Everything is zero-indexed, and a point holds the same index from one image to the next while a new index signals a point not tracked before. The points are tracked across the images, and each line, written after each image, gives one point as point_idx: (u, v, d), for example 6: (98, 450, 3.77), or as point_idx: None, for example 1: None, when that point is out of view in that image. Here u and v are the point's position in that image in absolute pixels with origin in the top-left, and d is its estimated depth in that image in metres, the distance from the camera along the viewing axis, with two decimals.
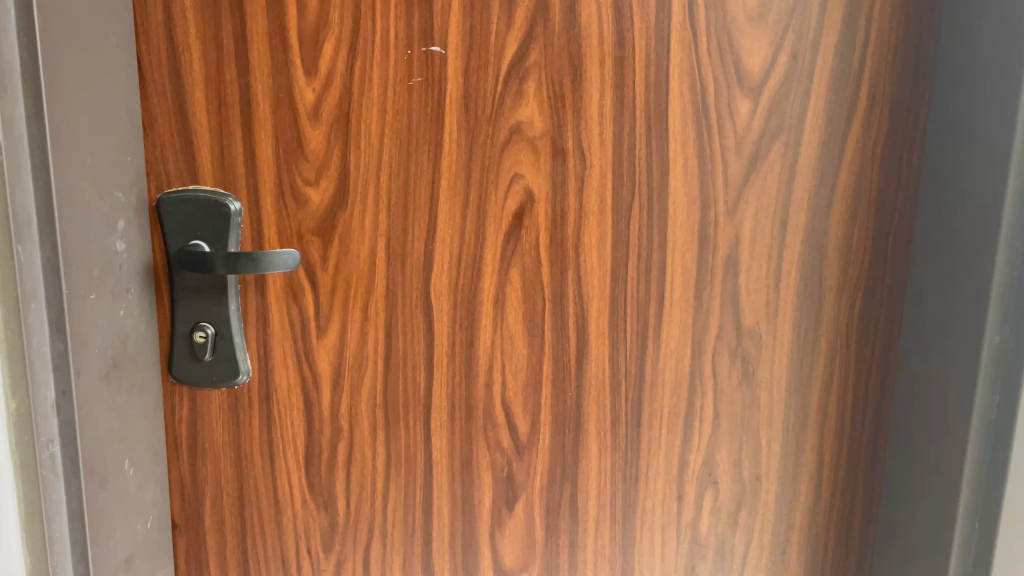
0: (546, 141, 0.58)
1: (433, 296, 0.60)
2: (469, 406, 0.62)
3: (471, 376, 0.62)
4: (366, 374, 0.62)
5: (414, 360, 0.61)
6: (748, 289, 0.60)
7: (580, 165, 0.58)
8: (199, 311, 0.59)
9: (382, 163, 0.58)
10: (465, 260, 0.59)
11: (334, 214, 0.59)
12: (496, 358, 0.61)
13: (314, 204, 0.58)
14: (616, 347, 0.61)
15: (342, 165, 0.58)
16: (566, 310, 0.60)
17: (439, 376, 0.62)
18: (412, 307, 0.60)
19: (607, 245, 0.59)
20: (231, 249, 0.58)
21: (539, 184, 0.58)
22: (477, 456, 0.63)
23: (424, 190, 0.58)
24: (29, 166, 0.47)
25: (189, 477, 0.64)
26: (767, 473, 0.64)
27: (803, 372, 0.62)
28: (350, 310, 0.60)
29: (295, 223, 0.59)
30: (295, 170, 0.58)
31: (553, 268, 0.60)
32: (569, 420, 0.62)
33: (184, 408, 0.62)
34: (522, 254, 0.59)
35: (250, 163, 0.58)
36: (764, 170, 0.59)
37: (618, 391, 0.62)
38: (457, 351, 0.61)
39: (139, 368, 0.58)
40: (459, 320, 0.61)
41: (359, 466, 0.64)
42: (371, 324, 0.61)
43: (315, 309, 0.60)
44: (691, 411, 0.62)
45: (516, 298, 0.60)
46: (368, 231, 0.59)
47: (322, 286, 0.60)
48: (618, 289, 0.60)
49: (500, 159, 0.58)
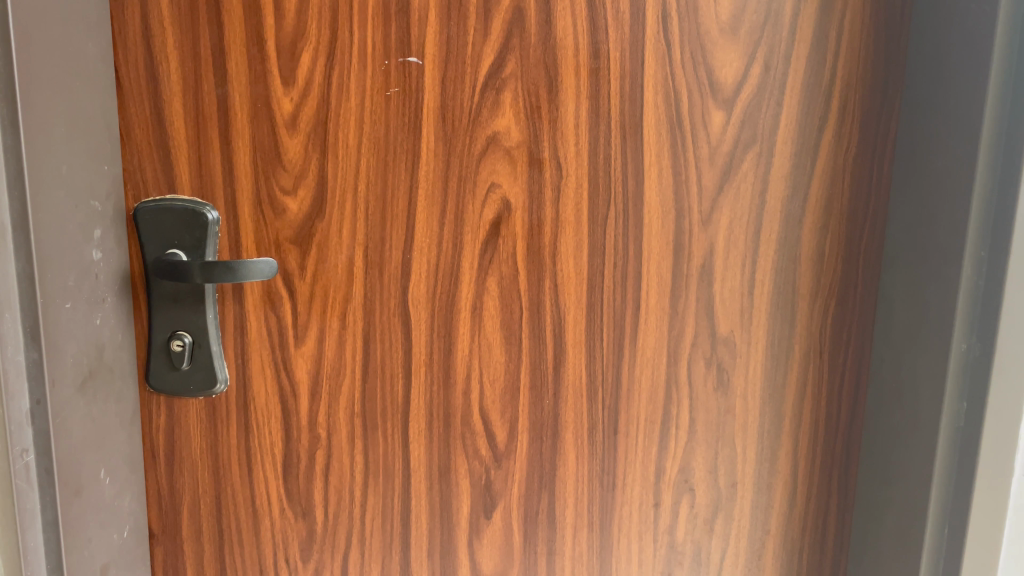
0: (523, 151, 0.58)
1: (411, 305, 0.60)
2: (447, 415, 0.62)
3: (449, 384, 0.62)
4: (344, 383, 0.62)
5: (392, 368, 0.62)
6: (723, 298, 0.61)
7: (556, 174, 0.58)
8: (176, 320, 0.60)
9: (360, 172, 0.58)
10: (443, 269, 0.60)
11: (312, 223, 0.59)
12: (474, 366, 0.61)
13: (291, 213, 0.59)
14: (592, 355, 0.61)
15: (319, 175, 0.58)
16: (543, 318, 0.61)
17: (417, 384, 0.62)
18: (390, 315, 0.61)
19: (583, 255, 0.60)
20: (208, 257, 0.58)
21: (516, 193, 0.59)
22: (455, 464, 0.63)
23: (401, 200, 0.59)
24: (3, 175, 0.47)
25: (166, 485, 0.64)
26: (743, 480, 0.64)
27: (778, 380, 0.63)
28: (328, 317, 0.61)
29: (274, 231, 0.59)
30: (273, 179, 0.58)
31: (529, 276, 0.60)
32: (546, 427, 0.62)
33: (162, 415, 0.63)
34: (499, 263, 0.60)
35: (228, 172, 0.58)
36: (739, 180, 0.59)
37: (595, 398, 0.62)
38: (434, 359, 0.61)
39: (115, 376, 0.59)
40: (437, 328, 0.61)
41: (337, 474, 0.64)
42: (349, 332, 0.61)
43: (294, 317, 0.61)
44: (667, 418, 0.62)
45: (494, 306, 0.61)
46: (345, 240, 0.59)
47: (300, 294, 0.60)
48: (594, 297, 0.60)
49: (477, 169, 0.58)
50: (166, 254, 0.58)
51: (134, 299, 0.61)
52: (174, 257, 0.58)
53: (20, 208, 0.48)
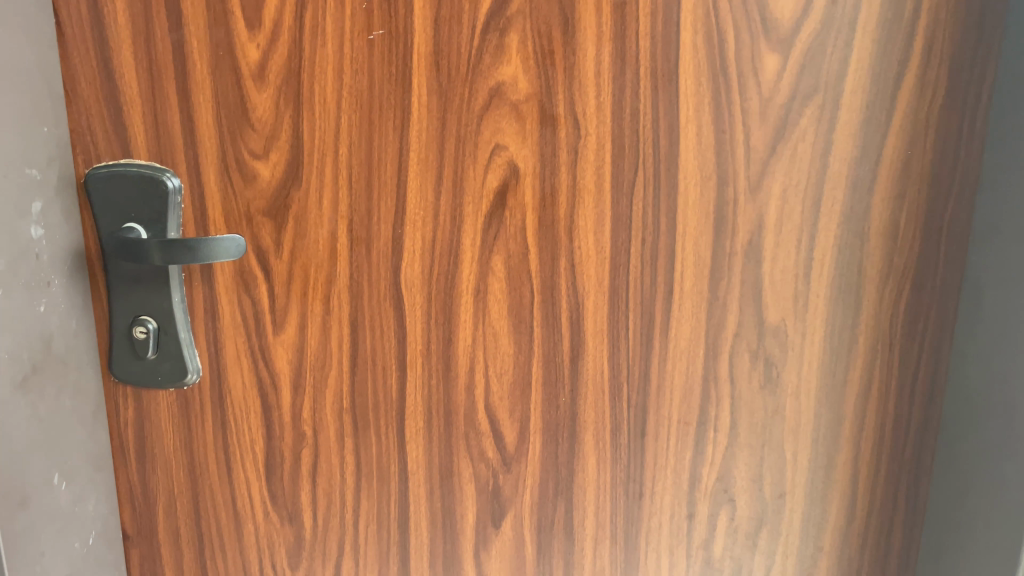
0: (533, 105, 0.48)
1: (405, 288, 0.52)
2: (449, 412, 0.54)
3: (449, 378, 0.54)
4: (330, 374, 0.54)
5: (384, 359, 0.54)
6: (774, 280, 0.50)
7: (573, 134, 0.48)
8: (138, 305, 0.52)
9: (340, 132, 0.49)
10: (441, 246, 0.51)
11: (287, 192, 0.50)
12: (478, 357, 0.53)
13: (263, 181, 0.50)
14: (615, 347, 0.52)
15: (294, 135, 0.49)
16: (558, 306, 0.52)
17: (413, 377, 0.54)
18: (380, 298, 0.52)
19: (606, 230, 0.50)
20: (171, 233, 0.51)
21: (525, 157, 0.49)
22: (458, 467, 0.55)
23: (390, 165, 0.50)
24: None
25: (139, 484, 0.58)
26: (792, 491, 0.55)
27: (837, 377, 0.52)
28: (310, 301, 0.53)
29: (245, 201, 0.51)
30: (240, 141, 0.50)
31: (542, 255, 0.51)
32: (562, 429, 0.54)
33: (130, 409, 0.56)
34: (505, 239, 0.51)
35: (189, 133, 0.50)
36: (795, 138, 0.48)
37: (618, 396, 0.53)
38: (431, 349, 0.53)
39: (70, 369, 0.52)
40: (435, 315, 0.52)
41: (326, 476, 0.56)
42: (334, 318, 0.53)
43: (271, 300, 0.53)
44: (703, 419, 0.53)
45: (500, 289, 0.52)
46: (326, 212, 0.51)
47: (277, 274, 0.52)
48: (618, 279, 0.51)
49: (478, 128, 0.49)
50: (121, 229, 0.50)
51: (91, 280, 0.53)
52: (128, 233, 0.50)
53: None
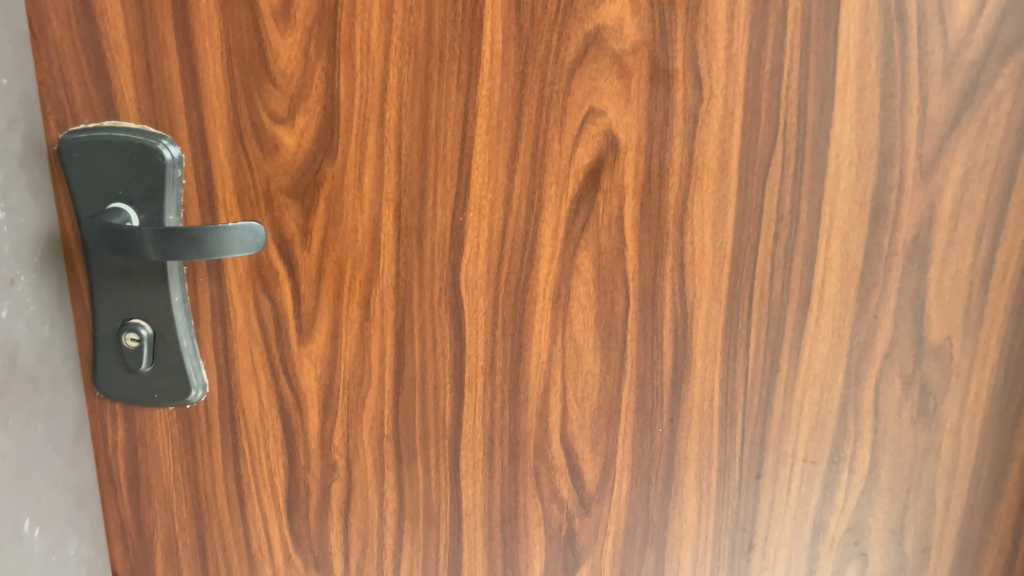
0: (642, 58, 0.36)
1: (465, 289, 0.41)
2: (515, 443, 0.44)
3: (517, 402, 0.43)
4: (368, 393, 0.44)
5: (437, 377, 0.43)
6: (942, 289, 0.39)
7: (693, 97, 0.37)
8: (128, 306, 0.42)
9: (388, 90, 0.38)
10: (513, 238, 0.40)
11: (318, 167, 0.39)
12: (555, 378, 0.42)
13: (288, 152, 0.39)
14: (730, 369, 0.41)
15: (327, 94, 0.38)
16: (660, 316, 0.40)
17: (472, 400, 0.43)
18: (433, 302, 0.42)
19: (728, 221, 0.38)
20: (169, 219, 0.40)
21: (627, 126, 0.37)
22: (525, 508, 0.45)
23: (451, 134, 0.38)
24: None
25: (132, 517, 0.48)
26: (940, 543, 0.44)
27: (1010, 412, 0.41)
28: (345, 303, 0.42)
29: (264, 177, 0.40)
30: (258, 99, 0.38)
31: (642, 252, 0.39)
32: (656, 466, 0.43)
33: (120, 429, 0.46)
34: (596, 231, 0.39)
35: (191, 89, 0.38)
36: (986, 106, 0.37)
37: (730, 429, 0.42)
38: (496, 366, 0.42)
39: (42, 387, 0.41)
40: (502, 324, 0.42)
41: (361, 514, 0.46)
42: (375, 326, 0.42)
43: (296, 302, 0.42)
44: (837, 458, 0.42)
45: (587, 295, 0.41)
46: (368, 192, 0.40)
47: (303, 270, 0.41)
48: (740, 284, 0.39)
49: (569, 87, 0.37)
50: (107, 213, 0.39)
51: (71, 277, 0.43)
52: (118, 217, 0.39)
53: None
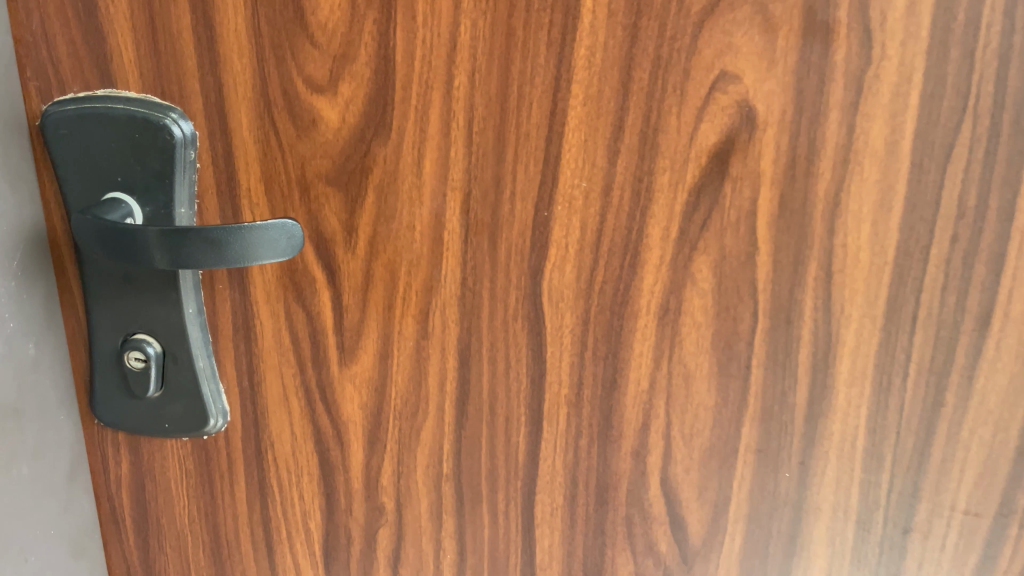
0: (793, 5, 0.28)
1: (548, 302, 0.33)
2: (605, 488, 0.36)
3: (609, 440, 0.35)
4: (424, 426, 0.36)
5: (509, 409, 0.35)
6: None
7: (857, 58, 0.28)
8: (131, 319, 0.34)
9: (458, 49, 0.29)
10: (613, 239, 0.31)
11: (367, 148, 0.31)
12: (658, 412, 0.34)
13: (329, 129, 0.31)
14: (881, 403, 0.33)
15: (379, 55, 0.30)
16: (795, 337, 0.32)
17: (551, 437, 0.35)
18: (507, 317, 0.33)
19: (892, 220, 0.30)
20: (181, 211, 0.33)
21: (768, 94, 0.29)
22: (613, 562, 0.37)
23: (537, 105, 0.30)
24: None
25: (140, 564, 0.41)
26: None
27: None
28: (398, 317, 0.34)
29: (299, 159, 0.32)
30: (292, 62, 0.30)
31: (777, 258, 0.31)
32: (779, 517, 0.36)
33: (124, 463, 0.39)
34: (719, 230, 0.31)
35: (208, 49, 0.30)
36: None
37: (874, 475, 0.34)
38: (583, 396, 0.34)
39: (27, 423, 0.34)
40: (593, 346, 0.33)
41: (415, 563, 0.39)
42: (434, 344, 0.34)
43: (337, 315, 0.34)
44: (1008, 511, 0.34)
45: (703, 310, 0.32)
46: (429, 180, 0.32)
47: (347, 276, 0.33)
48: (904, 298, 0.31)
49: (695, 45, 0.28)
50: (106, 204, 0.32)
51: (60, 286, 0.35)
52: (121, 208, 0.32)
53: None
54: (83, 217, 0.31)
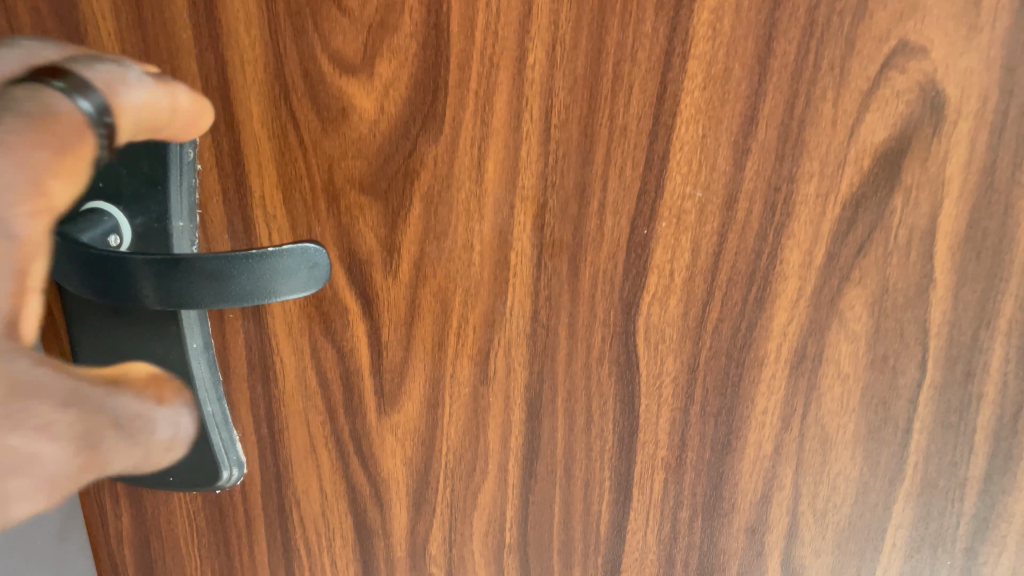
0: None
1: (645, 345, 0.25)
2: (709, 567, 0.29)
3: (717, 514, 0.27)
4: (482, 488, 0.29)
5: (590, 473, 0.28)
6: None
7: None
8: (122, 355, 0.27)
9: (535, 14, 0.22)
10: (736, 266, 0.24)
11: (413, 145, 0.24)
12: (783, 481, 0.26)
13: (363, 120, 0.24)
14: None
15: (429, 23, 0.22)
16: (976, 394, 0.24)
17: (642, 508, 0.28)
18: (590, 361, 0.26)
19: None
20: (179, 223, 0.26)
21: (965, 74, 0.21)
22: None
23: (638, 90, 0.22)
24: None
25: None
26: None
27: None
28: (451, 357, 0.27)
29: (325, 160, 0.25)
30: (315, 34, 0.23)
31: (961, 292, 0.23)
32: None
33: (125, 516, 0.32)
34: (883, 255, 0.23)
35: (205, 18, 0.23)
36: None
37: None
38: (686, 461, 0.27)
39: None
40: (702, 400, 0.26)
41: None
42: (496, 391, 0.27)
43: (375, 353, 0.27)
44: None
45: (852, 360, 0.24)
46: (493, 187, 0.24)
47: (387, 306, 0.26)
48: None
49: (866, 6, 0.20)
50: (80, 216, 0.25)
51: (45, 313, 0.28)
52: (99, 224, 0.25)
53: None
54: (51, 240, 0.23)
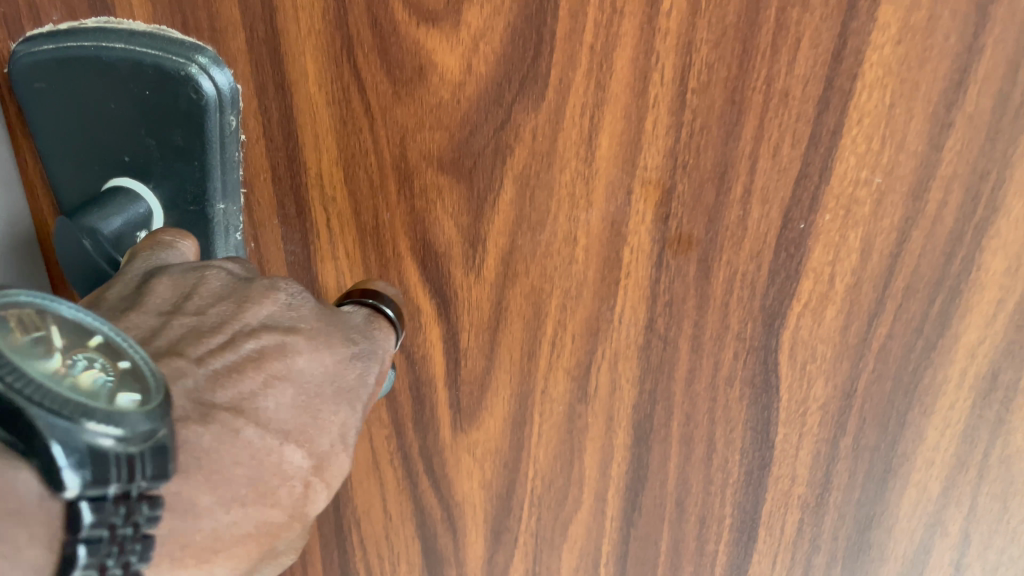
0: None
1: (789, 364, 0.20)
2: None
3: (861, 563, 0.23)
4: (574, 519, 0.24)
5: (706, 509, 0.23)
6: None
7: None
8: None
9: None
10: (915, 273, 0.19)
11: (506, 115, 0.19)
12: (947, 532, 0.22)
13: (444, 84, 0.19)
14: None
15: None
16: None
17: (768, 550, 0.23)
18: (718, 380, 0.21)
19: None
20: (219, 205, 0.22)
21: None
22: None
23: (809, 44, 0.17)
24: (274, 429, 0.18)
25: None
26: None
27: None
28: (543, 370, 0.22)
29: (396, 132, 0.20)
30: None
31: None
32: None
33: None
34: None
35: None
36: None
37: None
38: (829, 499, 0.22)
39: None
40: (857, 431, 0.21)
41: None
42: (597, 411, 0.22)
43: (452, 362, 0.23)
44: None
45: None
46: (606, 169, 0.19)
47: (468, 307, 0.22)
48: None
49: None
50: (106, 198, 0.21)
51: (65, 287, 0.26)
52: (131, 207, 0.21)
53: (261, 281, 0.20)
54: (78, 244, 0.21)
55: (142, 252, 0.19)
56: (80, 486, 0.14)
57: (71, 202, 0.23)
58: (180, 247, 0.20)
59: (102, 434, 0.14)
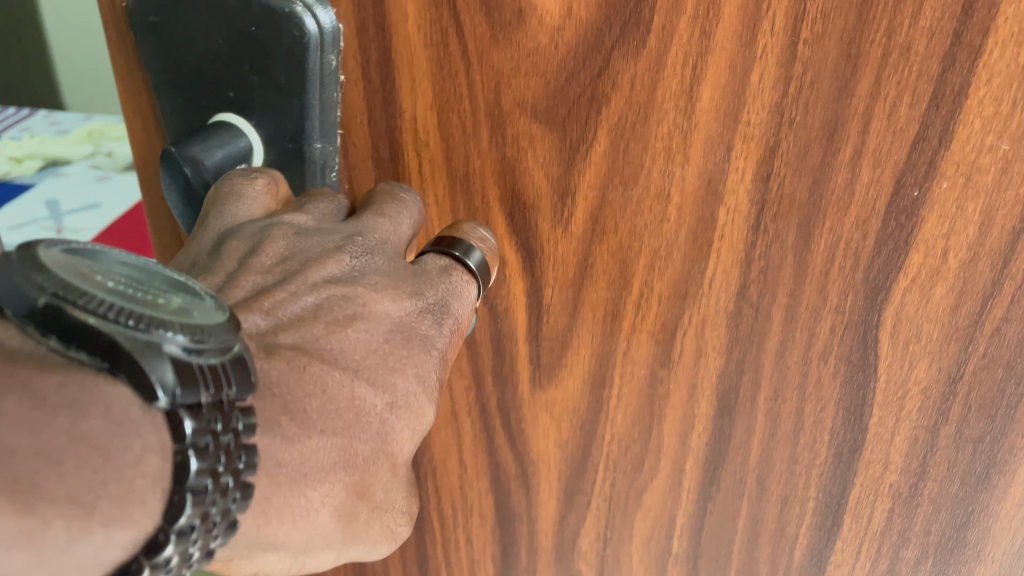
0: None
1: (888, 342, 0.19)
2: None
3: (956, 562, 0.21)
4: (649, 488, 0.24)
5: (788, 489, 0.22)
6: None
7: None
8: None
9: None
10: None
11: (605, 61, 0.18)
12: None
13: (542, 29, 0.19)
14: None
15: None
16: None
17: (853, 538, 0.22)
18: (810, 355, 0.20)
19: None
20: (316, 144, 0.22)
21: None
22: None
23: None
24: (343, 366, 0.18)
25: None
26: None
27: None
28: (626, 332, 0.22)
29: (492, 77, 0.20)
30: None
31: None
32: None
33: None
34: None
35: None
36: None
37: None
38: (923, 491, 0.21)
39: None
40: (960, 420, 0.19)
41: None
42: (680, 378, 0.22)
43: (534, 316, 0.23)
44: None
45: None
46: (704, 123, 0.18)
47: (552, 262, 0.22)
48: None
49: None
50: (212, 130, 0.22)
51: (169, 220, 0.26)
52: (233, 141, 0.22)
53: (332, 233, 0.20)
54: (182, 171, 0.22)
55: (216, 207, 0.20)
56: (171, 393, 0.14)
57: (178, 133, 0.24)
58: (251, 196, 0.21)
59: (174, 340, 0.14)
